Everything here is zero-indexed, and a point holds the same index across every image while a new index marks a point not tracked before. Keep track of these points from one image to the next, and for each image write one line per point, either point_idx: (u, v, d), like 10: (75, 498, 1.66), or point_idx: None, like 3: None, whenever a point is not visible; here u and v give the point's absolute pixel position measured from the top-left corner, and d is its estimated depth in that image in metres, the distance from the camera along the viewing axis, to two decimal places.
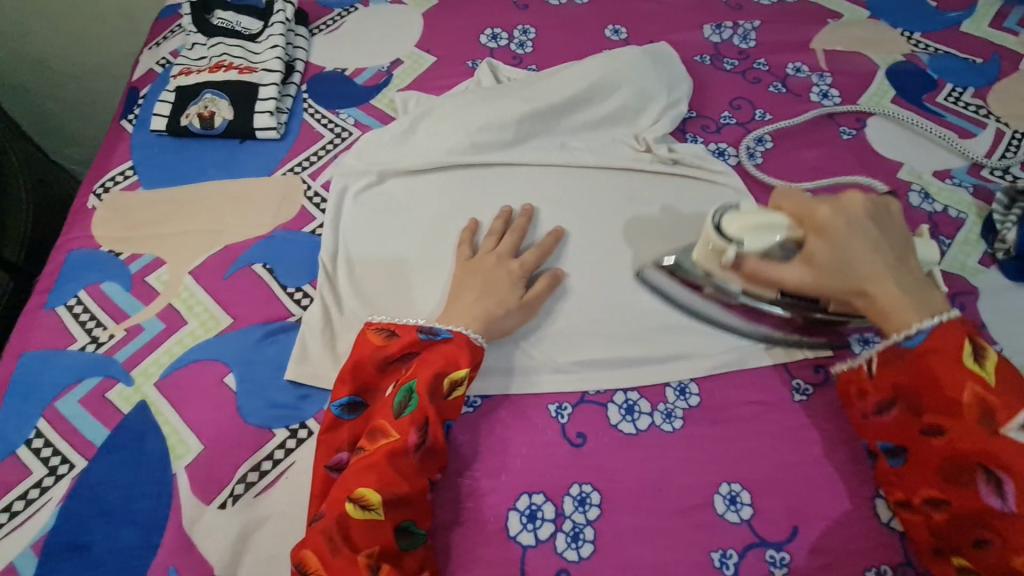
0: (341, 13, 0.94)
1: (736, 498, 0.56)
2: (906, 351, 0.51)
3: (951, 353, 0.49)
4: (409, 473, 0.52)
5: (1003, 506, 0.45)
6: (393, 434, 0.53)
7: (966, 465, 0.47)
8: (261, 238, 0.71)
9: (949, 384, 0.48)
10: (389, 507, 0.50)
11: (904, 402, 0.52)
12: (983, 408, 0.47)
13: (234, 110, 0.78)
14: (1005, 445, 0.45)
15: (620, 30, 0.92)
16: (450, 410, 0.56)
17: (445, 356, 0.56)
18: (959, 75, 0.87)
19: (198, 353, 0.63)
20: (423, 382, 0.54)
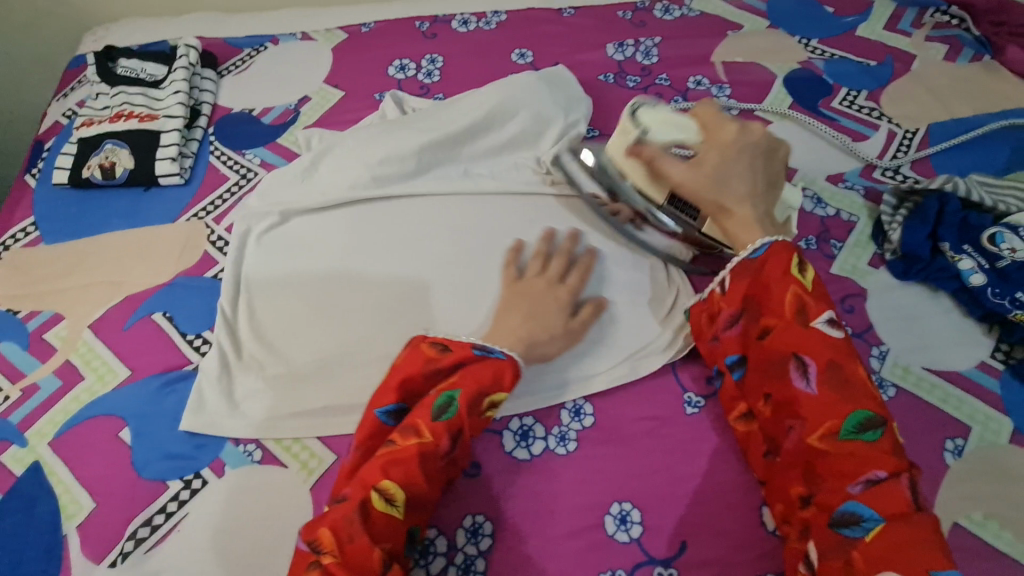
0: (250, 53, 0.94)
1: (627, 517, 0.57)
2: (752, 262, 0.57)
3: (781, 260, 0.55)
4: (431, 477, 0.52)
5: (807, 389, 0.51)
6: (426, 435, 0.52)
7: (783, 358, 0.53)
8: (162, 286, 0.71)
9: (774, 287, 0.55)
10: (408, 506, 0.51)
11: (746, 312, 0.58)
12: (800, 307, 0.53)
13: (134, 159, 0.79)
14: (815, 337, 0.52)
15: (525, 53, 0.94)
16: (481, 424, 0.56)
17: (496, 380, 0.56)
18: (854, 78, 0.90)
19: (94, 408, 0.63)
20: (468, 394, 0.54)
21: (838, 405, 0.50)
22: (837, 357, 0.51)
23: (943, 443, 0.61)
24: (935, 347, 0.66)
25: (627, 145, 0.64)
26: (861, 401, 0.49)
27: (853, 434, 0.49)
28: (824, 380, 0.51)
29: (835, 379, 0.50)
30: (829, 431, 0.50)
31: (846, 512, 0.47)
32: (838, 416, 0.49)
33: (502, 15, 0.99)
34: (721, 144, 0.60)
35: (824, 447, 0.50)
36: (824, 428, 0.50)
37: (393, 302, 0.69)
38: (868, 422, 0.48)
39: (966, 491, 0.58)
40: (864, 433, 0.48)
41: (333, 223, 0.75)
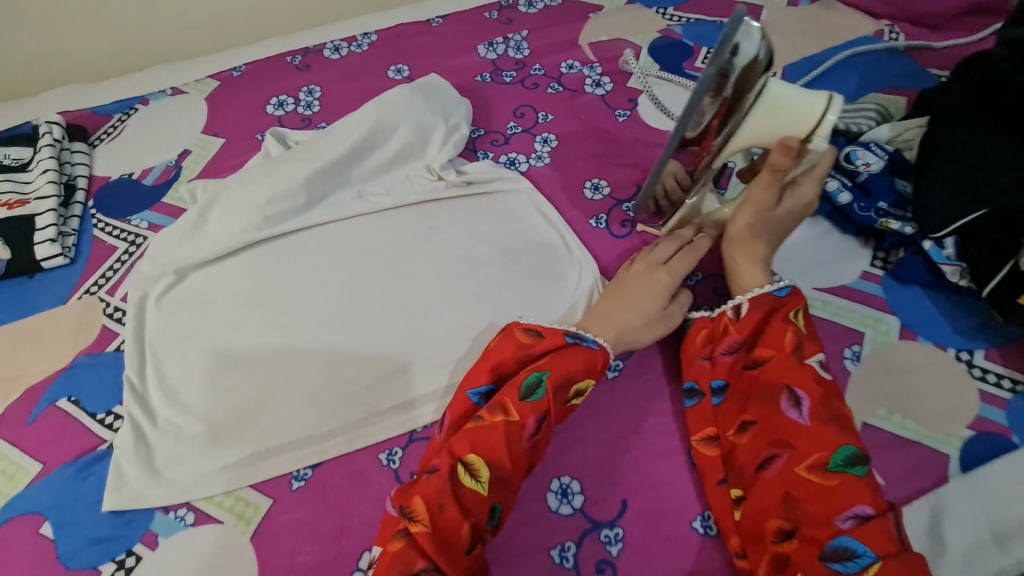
0: (120, 118, 0.92)
1: (568, 490, 0.59)
2: (765, 294, 0.60)
3: (785, 302, 0.59)
4: (516, 457, 0.53)
5: (799, 418, 0.52)
6: (513, 415, 0.54)
7: (776, 387, 0.54)
8: (62, 371, 0.68)
9: (775, 324, 0.58)
10: (493, 484, 0.52)
11: (741, 342, 0.59)
12: (798, 343, 0.56)
13: (11, 249, 0.75)
14: (808, 372, 0.54)
15: (402, 69, 0.96)
16: (566, 414, 0.57)
17: (595, 364, 0.59)
18: (710, 37, 0.96)
19: (11, 510, 0.60)
20: (557, 380, 0.56)
21: (829, 436, 0.50)
22: (829, 396, 0.53)
23: (842, 353, 0.65)
24: (821, 268, 0.71)
25: (786, 140, 0.56)
26: (850, 439, 0.51)
27: (842, 468, 0.49)
28: (816, 412, 0.52)
29: (828, 413, 0.52)
30: (818, 463, 0.50)
31: (838, 548, 0.46)
32: (827, 447, 0.50)
33: (372, 36, 1.00)
34: (804, 198, 0.63)
35: (812, 477, 0.50)
36: (812, 460, 0.50)
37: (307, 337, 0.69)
38: (856, 457, 0.49)
39: (870, 391, 0.62)
40: (853, 468, 0.49)
41: (233, 271, 0.74)
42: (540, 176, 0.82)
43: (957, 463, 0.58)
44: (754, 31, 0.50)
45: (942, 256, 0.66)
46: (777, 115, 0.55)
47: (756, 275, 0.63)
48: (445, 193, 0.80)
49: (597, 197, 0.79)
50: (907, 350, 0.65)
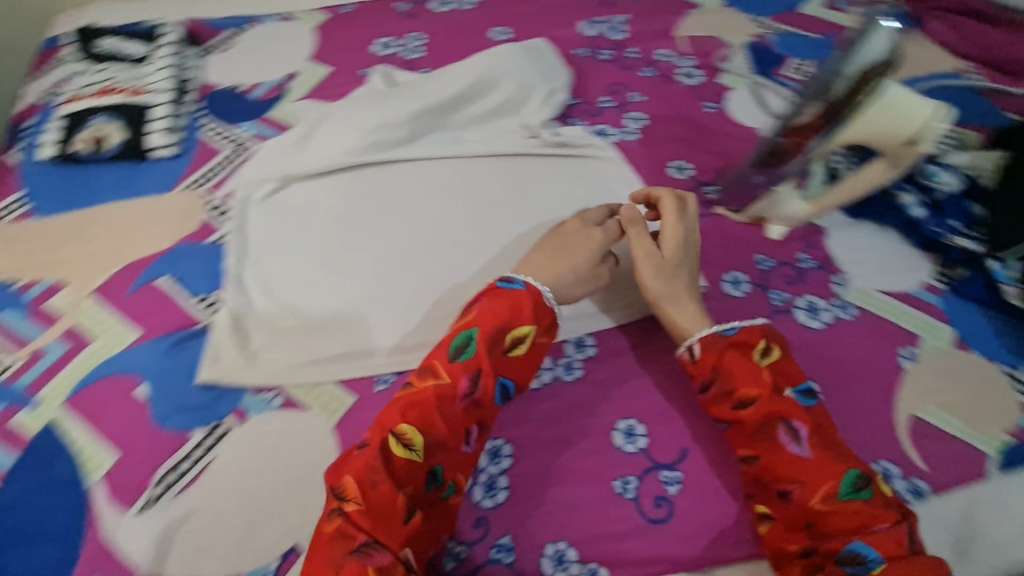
0: (232, 33, 0.96)
1: (633, 431, 0.62)
2: (722, 338, 0.60)
3: (749, 342, 0.59)
4: (451, 419, 0.54)
5: (800, 450, 0.54)
6: (445, 377, 0.55)
7: (771, 421, 0.55)
8: (164, 252, 0.72)
9: (744, 362, 0.58)
10: (427, 449, 0.53)
11: (718, 384, 0.58)
12: (776, 380, 0.57)
13: (126, 132, 0.79)
14: (792, 403, 0.55)
15: (503, 31, 0.99)
16: (510, 365, 0.57)
17: (534, 315, 0.58)
18: (800, 50, 1.00)
19: (108, 368, 0.64)
20: (483, 335, 0.56)
21: (829, 466, 0.52)
22: (818, 422, 0.55)
23: (900, 351, 0.69)
24: (887, 273, 0.75)
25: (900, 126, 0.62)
26: (849, 460, 0.53)
27: (851, 494, 0.51)
28: (813, 442, 0.54)
29: (822, 441, 0.54)
30: (828, 492, 0.52)
31: (851, 553, 0.50)
32: (833, 475, 0.52)
33: None
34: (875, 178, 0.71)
35: (826, 506, 0.51)
36: (822, 488, 0.52)
37: (398, 257, 0.72)
38: (859, 481, 0.52)
39: (921, 389, 0.67)
40: (861, 492, 0.51)
41: (331, 188, 0.77)
42: (629, 149, 0.86)
43: (997, 463, 0.62)
44: (885, 31, 0.57)
45: (1004, 276, 0.71)
46: (886, 115, 0.61)
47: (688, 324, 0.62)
48: (536, 149, 0.83)
49: (681, 177, 0.83)
50: (959, 359, 0.69)
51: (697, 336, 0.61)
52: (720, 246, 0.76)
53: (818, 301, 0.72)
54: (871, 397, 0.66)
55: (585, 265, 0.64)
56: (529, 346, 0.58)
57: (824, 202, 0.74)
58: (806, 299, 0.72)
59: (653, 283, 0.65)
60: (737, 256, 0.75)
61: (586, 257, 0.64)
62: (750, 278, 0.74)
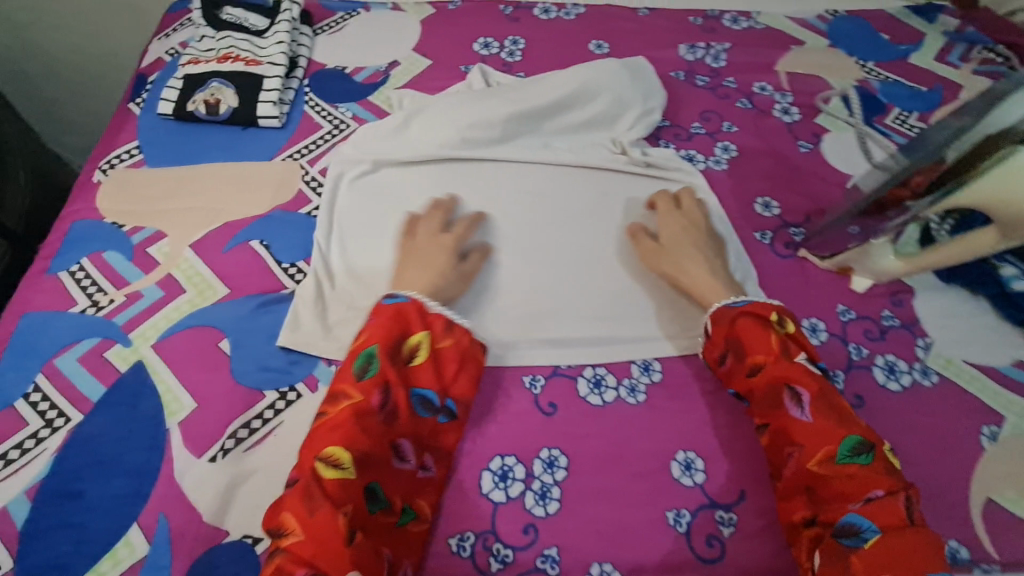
0: (343, 16, 0.99)
1: (692, 465, 0.61)
2: (733, 309, 0.64)
3: (762, 313, 0.62)
4: (373, 432, 0.54)
5: (802, 415, 0.56)
6: (355, 395, 0.56)
7: (777, 389, 0.58)
8: (259, 217, 0.75)
9: (757, 330, 0.61)
10: (358, 465, 0.53)
11: (733, 352, 0.62)
12: (783, 346, 0.60)
13: (238, 99, 0.83)
14: (801, 371, 0.58)
15: (602, 45, 1.00)
16: (416, 374, 0.59)
17: (422, 321, 0.61)
18: (906, 100, 0.95)
19: (196, 319, 0.67)
20: (382, 348, 0.58)
21: (830, 431, 0.55)
22: (823, 388, 0.57)
23: (980, 428, 0.66)
24: (977, 344, 0.72)
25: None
26: (852, 428, 0.55)
27: (849, 458, 0.53)
28: (816, 408, 0.56)
29: (825, 406, 0.56)
30: (827, 454, 0.54)
31: (847, 524, 0.51)
32: (832, 440, 0.54)
33: (581, 8, 1.05)
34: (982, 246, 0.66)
35: (823, 470, 0.54)
36: (821, 452, 0.54)
37: (478, 254, 0.73)
38: (859, 447, 0.54)
39: (1000, 472, 0.63)
40: (858, 457, 0.53)
41: (421, 178, 0.79)
42: (716, 178, 0.85)
43: None
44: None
45: None
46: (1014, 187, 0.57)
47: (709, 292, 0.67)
48: (624, 166, 0.83)
49: (766, 214, 0.81)
50: None
51: (709, 312, 0.66)
52: (800, 290, 0.75)
53: (898, 362, 0.69)
54: (944, 470, 0.63)
55: (444, 276, 0.67)
56: (430, 353, 0.60)
57: (920, 261, 0.71)
58: (886, 358, 0.70)
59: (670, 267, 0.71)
60: (817, 303, 0.74)
61: (439, 270, 0.67)
62: (828, 328, 0.72)
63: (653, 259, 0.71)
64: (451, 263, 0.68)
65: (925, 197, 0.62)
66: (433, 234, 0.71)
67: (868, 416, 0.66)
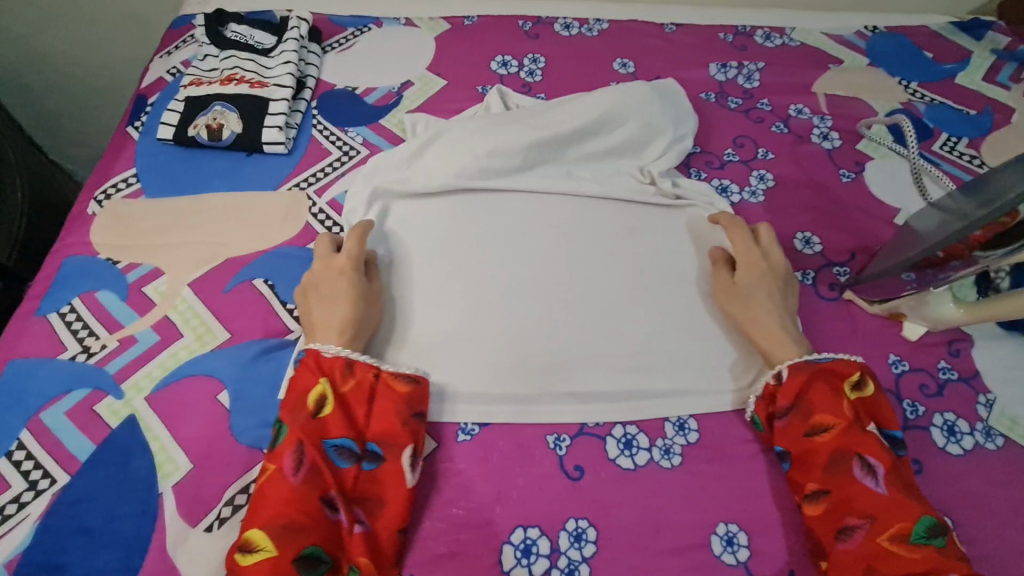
0: (354, 32, 0.94)
1: (733, 539, 0.56)
2: (813, 363, 0.59)
3: (839, 371, 0.58)
4: (290, 499, 0.50)
5: (874, 486, 0.52)
6: (270, 466, 0.52)
7: (845, 455, 0.54)
8: (264, 253, 0.70)
9: (829, 390, 0.57)
10: (278, 538, 0.48)
11: (799, 409, 0.57)
12: (856, 412, 0.56)
13: (242, 124, 0.78)
14: (874, 440, 0.54)
15: (627, 64, 0.94)
16: (329, 425, 0.54)
17: (319, 370, 0.56)
18: (953, 125, 0.89)
19: (194, 367, 0.62)
20: (288, 410, 0.54)
21: (904, 507, 0.51)
22: (896, 462, 0.53)
23: None
24: None
25: None
26: (926, 506, 0.51)
27: (924, 538, 0.49)
28: (889, 481, 0.52)
29: (899, 481, 0.52)
30: (897, 531, 0.50)
31: None
32: (907, 518, 0.50)
33: (604, 24, 0.99)
34: None
35: (896, 548, 0.49)
36: (892, 530, 0.50)
37: (498, 296, 0.68)
38: (934, 528, 0.49)
39: None
40: (934, 539, 0.49)
41: (436, 212, 0.74)
42: (751, 211, 0.79)
43: None
44: None
45: None
46: None
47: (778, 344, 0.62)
48: (651, 197, 0.77)
49: (807, 252, 0.76)
50: None
51: (782, 364, 0.60)
52: (847, 338, 0.69)
53: (958, 422, 0.63)
54: (1013, 549, 0.57)
55: (353, 305, 0.61)
56: (337, 399, 0.55)
57: (984, 310, 0.64)
58: (944, 417, 0.63)
59: (738, 309, 0.65)
60: (866, 353, 0.68)
61: (346, 303, 0.61)
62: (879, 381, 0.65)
63: (726, 299, 0.66)
64: (356, 287, 0.62)
65: (997, 249, 0.57)
66: (327, 258, 0.64)
67: (928, 485, 0.59)
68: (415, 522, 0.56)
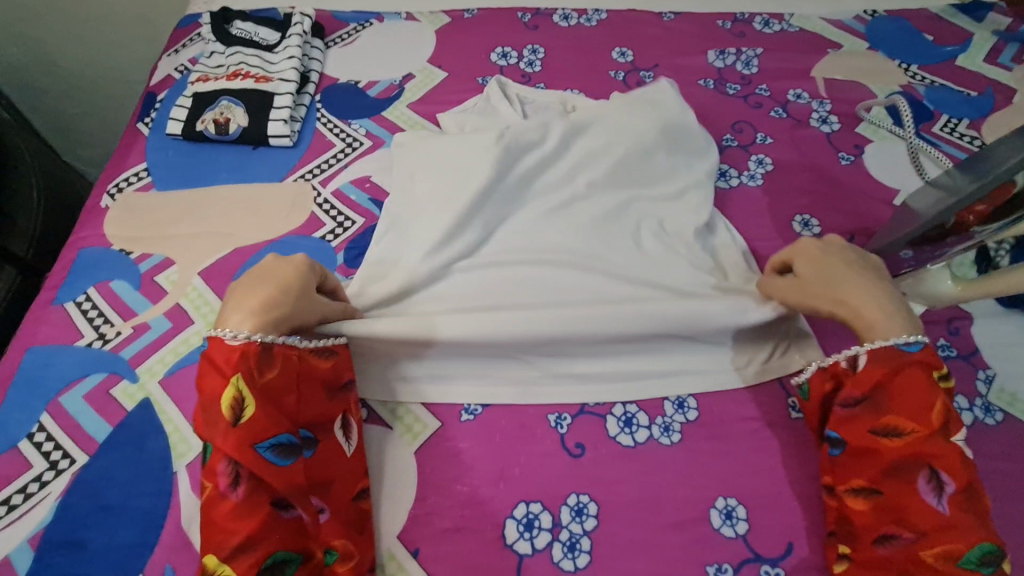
0: (356, 27, 0.96)
1: (732, 513, 0.57)
2: (899, 354, 0.54)
3: (928, 367, 0.53)
4: (237, 516, 0.48)
5: (937, 502, 0.49)
6: (208, 483, 0.49)
7: (915, 464, 0.51)
8: (271, 242, 0.72)
9: (917, 394, 0.52)
10: (233, 556, 0.47)
11: (871, 403, 0.54)
12: (945, 420, 0.51)
13: (248, 118, 0.80)
14: (954, 453, 0.50)
15: (626, 52, 0.95)
16: (251, 429, 0.50)
17: (223, 370, 0.51)
18: (954, 106, 0.89)
19: (205, 352, 0.64)
20: (204, 423, 0.50)
21: (966, 529, 0.48)
22: (973, 481, 0.49)
23: None
24: None
25: None
26: (989, 533, 0.48)
27: (971, 564, 0.47)
28: (958, 500, 0.49)
29: (969, 501, 0.49)
30: (945, 552, 0.48)
31: None
32: (962, 541, 0.48)
33: (603, 14, 1.00)
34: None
35: (937, 565, 0.48)
36: (940, 547, 0.48)
37: (503, 283, 0.68)
38: (989, 555, 0.47)
39: None
40: (983, 567, 0.47)
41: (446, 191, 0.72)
42: (750, 194, 0.80)
43: None
44: None
45: None
46: None
47: (875, 327, 0.56)
48: (656, 189, 0.76)
49: (806, 234, 0.76)
50: None
51: (872, 346, 0.55)
52: None
53: (957, 398, 0.64)
54: (1012, 521, 0.57)
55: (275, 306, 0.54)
56: (256, 396, 0.51)
57: (988, 285, 0.63)
58: None
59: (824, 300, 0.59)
60: None
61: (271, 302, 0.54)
62: None
63: (803, 292, 0.60)
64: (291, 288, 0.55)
65: (993, 222, 0.60)
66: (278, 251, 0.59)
67: None
68: (420, 499, 0.58)
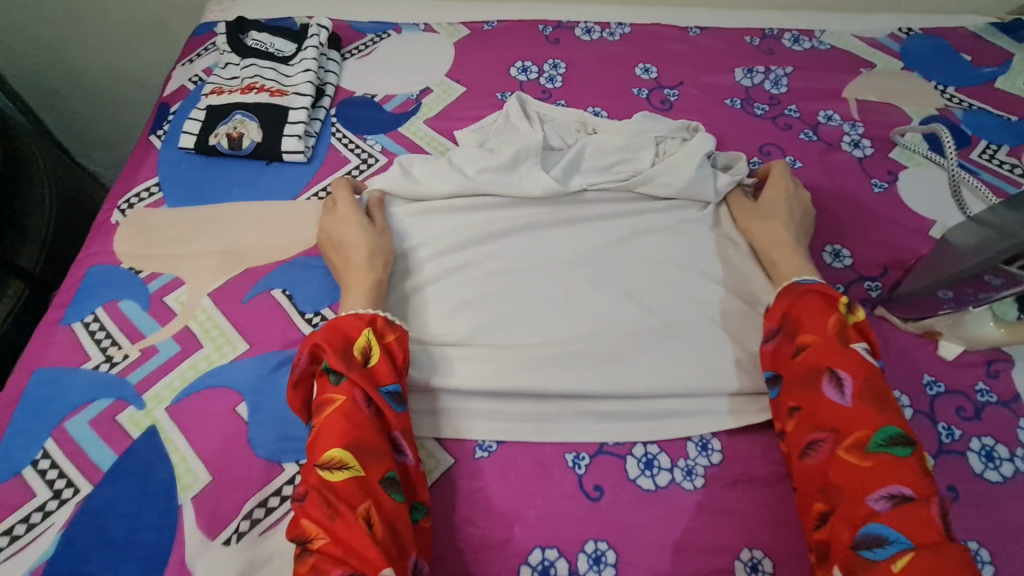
0: (373, 38, 0.94)
1: (758, 566, 0.54)
2: (799, 285, 0.60)
3: (827, 291, 0.58)
4: (371, 429, 0.51)
5: (842, 400, 0.52)
6: (338, 400, 0.52)
7: (818, 373, 0.54)
8: (283, 263, 0.70)
9: (815, 311, 0.57)
10: (363, 460, 0.50)
11: (785, 329, 0.58)
12: (841, 329, 0.55)
13: (262, 132, 0.78)
14: (849, 355, 0.54)
15: (650, 69, 0.92)
16: (382, 367, 0.55)
17: (364, 319, 0.57)
18: (993, 131, 0.85)
19: (211, 379, 0.62)
20: (334, 355, 0.53)
21: (868, 419, 0.50)
22: (871, 378, 0.52)
23: None
24: None
25: None
26: (894, 419, 0.50)
27: (882, 448, 0.49)
28: (858, 393, 0.52)
29: (869, 395, 0.51)
30: (858, 441, 0.50)
31: (866, 524, 0.46)
32: (868, 429, 0.50)
33: (626, 28, 0.97)
34: None
35: (853, 460, 0.49)
36: (852, 442, 0.50)
37: (518, 313, 0.66)
38: (895, 440, 0.49)
39: None
40: (893, 448, 0.49)
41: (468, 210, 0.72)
42: None
43: None
44: None
45: None
46: None
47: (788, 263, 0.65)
48: (680, 224, 0.73)
49: (837, 265, 0.73)
50: None
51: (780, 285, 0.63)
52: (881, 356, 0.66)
53: (997, 447, 0.60)
54: None
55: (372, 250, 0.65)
56: (383, 343, 0.56)
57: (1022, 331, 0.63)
58: (982, 442, 0.61)
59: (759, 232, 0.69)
60: (900, 373, 0.65)
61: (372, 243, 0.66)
62: (915, 403, 0.63)
63: (745, 218, 0.71)
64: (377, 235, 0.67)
65: None
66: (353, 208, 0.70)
67: (966, 512, 0.57)
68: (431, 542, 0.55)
